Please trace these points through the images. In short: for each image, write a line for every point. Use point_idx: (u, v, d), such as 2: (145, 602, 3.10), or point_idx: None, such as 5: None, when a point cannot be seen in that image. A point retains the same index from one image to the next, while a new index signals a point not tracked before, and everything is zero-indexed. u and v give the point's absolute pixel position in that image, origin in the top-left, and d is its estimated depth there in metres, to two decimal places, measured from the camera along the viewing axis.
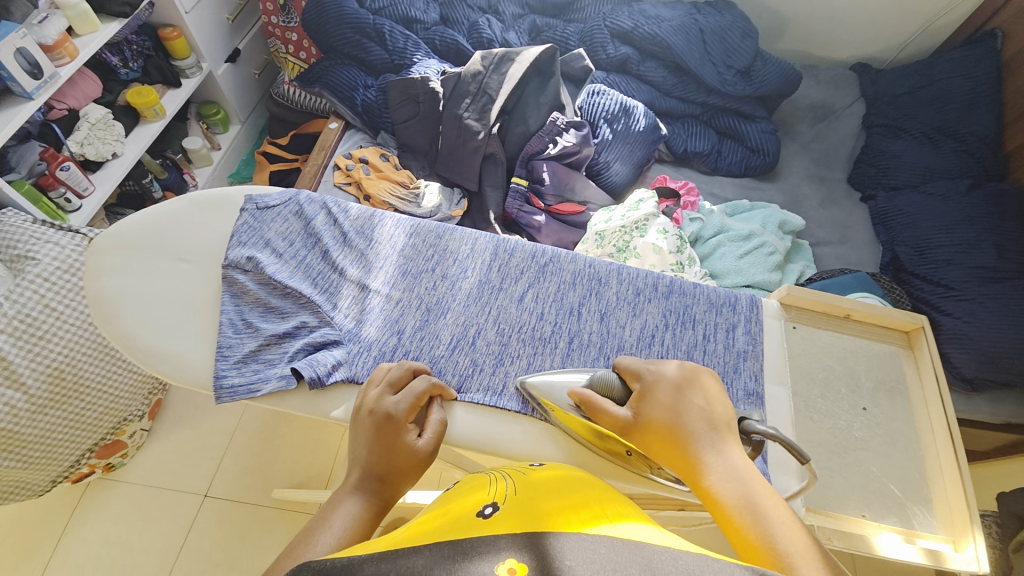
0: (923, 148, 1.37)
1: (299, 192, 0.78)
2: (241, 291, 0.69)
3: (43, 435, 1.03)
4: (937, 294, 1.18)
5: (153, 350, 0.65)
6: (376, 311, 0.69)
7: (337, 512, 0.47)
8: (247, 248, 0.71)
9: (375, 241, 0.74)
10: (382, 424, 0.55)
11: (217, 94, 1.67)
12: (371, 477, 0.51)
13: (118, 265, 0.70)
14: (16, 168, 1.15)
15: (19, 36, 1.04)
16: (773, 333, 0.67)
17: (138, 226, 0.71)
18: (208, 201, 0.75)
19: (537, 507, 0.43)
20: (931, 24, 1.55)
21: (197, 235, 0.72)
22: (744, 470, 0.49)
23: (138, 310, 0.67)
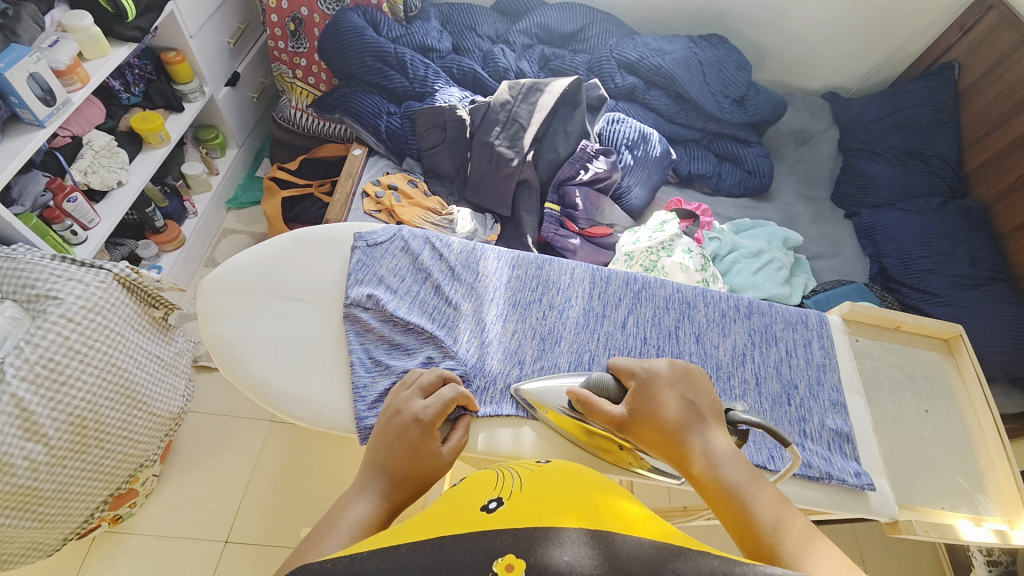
0: (896, 170, 1.52)
1: (401, 228, 0.81)
2: (365, 329, 0.71)
3: (62, 489, 0.92)
4: (925, 300, 1.31)
5: (287, 395, 0.67)
6: (496, 343, 0.71)
7: (347, 511, 0.48)
8: (365, 286, 0.74)
9: (481, 273, 0.77)
10: (403, 431, 0.56)
11: (215, 118, 1.61)
12: (387, 480, 0.52)
13: (238, 311, 0.73)
14: (19, 202, 1.05)
15: (31, 61, 0.94)
16: (843, 346, 0.74)
17: (252, 272, 0.75)
18: (314, 243, 0.78)
19: (546, 502, 0.41)
20: (889, 58, 1.72)
21: (309, 277, 0.76)
22: (732, 460, 0.54)
23: (268, 355, 0.70)
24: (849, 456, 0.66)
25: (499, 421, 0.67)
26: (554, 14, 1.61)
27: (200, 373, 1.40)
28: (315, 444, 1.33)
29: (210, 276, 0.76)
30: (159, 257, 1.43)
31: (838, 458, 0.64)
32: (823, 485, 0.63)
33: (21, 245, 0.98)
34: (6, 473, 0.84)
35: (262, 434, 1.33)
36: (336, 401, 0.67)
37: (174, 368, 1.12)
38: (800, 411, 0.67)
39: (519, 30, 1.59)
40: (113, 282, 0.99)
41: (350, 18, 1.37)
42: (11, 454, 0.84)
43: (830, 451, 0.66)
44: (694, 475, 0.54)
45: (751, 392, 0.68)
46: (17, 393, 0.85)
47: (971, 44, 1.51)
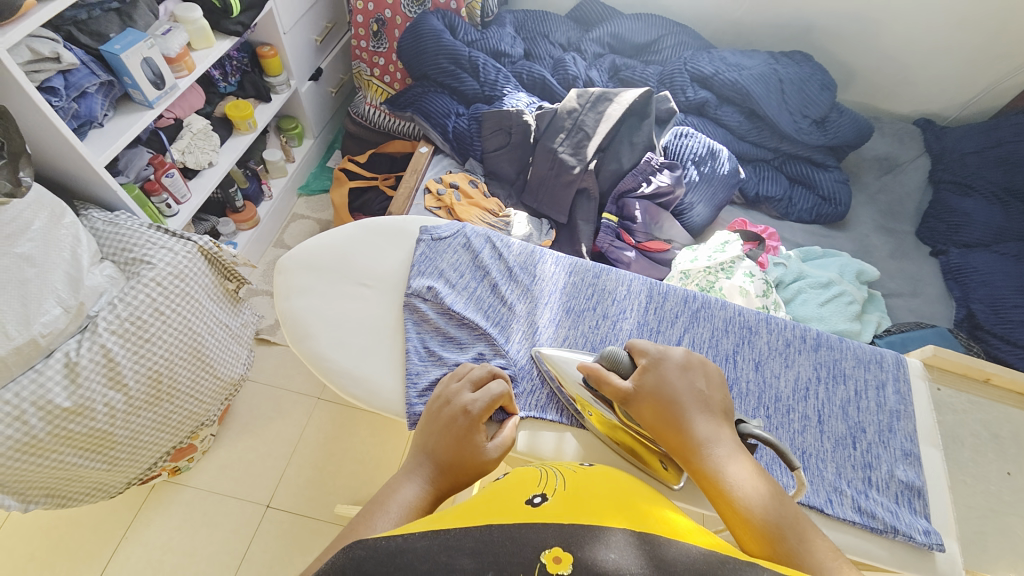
0: (995, 208, 1.38)
1: (464, 225, 0.83)
2: (421, 319, 0.74)
3: (133, 436, 1.01)
4: (1017, 354, 1.18)
5: (345, 374, 0.70)
6: (546, 348, 0.71)
7: (397, 492, 0.51)
8: (425, 278, 0.76)
9: (538, 276, 0.77)
10: (452, 421, 0.57)
11: (297, 109, 1.72)
12: (435, 466, 0.54)
13: (307, 289, 0.77)
14: (124, 172, 1.18)
15: (147, 47, 1.05)
16: (920, 392, 0.68)
17: (324, 254, 0.80)
18: (382, 232, 0.82)
19: (593, 503, 0.41)
20: (998, 85, 1.57)
21: (374, 264, 0.79)
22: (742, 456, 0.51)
23: (330, 334, 0.73)
24: (919, 512, 0.60)
25: (545, 425, 0.67)
26: (629, 25, 1.60)
27: (260, 346, 1.50)
28: (353, 426, 1.38)
29: (286, 254, 0.81)
30: (235, 234, 1.54)
31: (905, 512, 0.59)
32: (885, 539, 0.58)
33: (124, 213, 1.09)
34: (86, 415, 0.92)
35: (308, 409, 1.40)
36: (390, 386, 0.70)
37: (239, 338, 1.21)
38: (866, 458, 0.63)
39: (592, 39, 1.59)
40: (196, 253, 1.08)
41: (430, 21, 1.42)
42: (93, 399, 0.92)
43: (898, 504, 0.60)
44: (695, 467, 0.52)
45: (812, 430, 0.64)
46: (107, 344, 0.93)
47: None
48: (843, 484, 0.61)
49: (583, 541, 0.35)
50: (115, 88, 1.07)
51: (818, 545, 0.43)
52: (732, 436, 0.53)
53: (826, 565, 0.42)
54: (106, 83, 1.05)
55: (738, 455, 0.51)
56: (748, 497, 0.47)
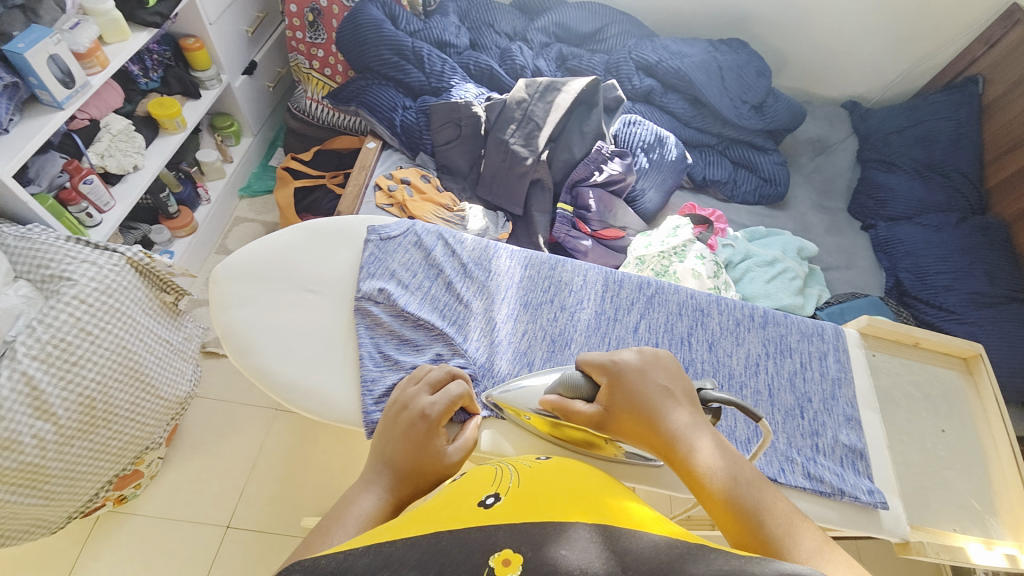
0: (916, 183, 1.49)
1: (414, 222, 0.80)
2: (374, 323, 0.71)
3: (69, 468, 0.93)
4: (940, 317, 1.29)
5: (295, 386, 0.67)
6: (506, 343, 0.70)
7: (354, 504, 0.49)
8: (376, 280, 0.73)
9: (494, 271, 0.76)
10: (410, 427, 0.56)
11: (231, 106, 1.61)
12: (393, 474, 0.52)
13: (248, 300, 0.73)
14: (36, 180, 1.07)
15: (53, 43, 0.94)
16: (858, 360, 0.73)
17: (265, 260, 0.75)
18: (328, 234, 0.79)
19: (545, 498, 0.41)
20: (913, 69, 1.68)
21: (321, 268, 0.76)
22: (713, 445, 0.52)
23: (277, 345, 0.70)
24: (862, 473, 0.64)
25: (508, 422, 0.66)
26: (574, 13, 1.60)
27: (207, 360, 1.41)
28: (316, 435, 1.33)
29: (222, 262, 0.76)
30: (170, 243, 1.44)
31: (850, 474, 0.63)
32: (834, 501, 0.62)
33: (37, 226, 0.99)
34: (13, 449, 0.84)
35: (266, 422, 1.34)
36: (344, 395, 0.67)
37: (182, 354, 1.13)
38: (813, 425, 0.66)
39: (538, 27, 1.58)
40: (125, 265, 0.99)
41: (369, 10, 1.36)
42: (18, 431, 0.84)
43: (843, 467, 0.64)
44: (673, 462, 0.53)
45: (763, 404, 0.67)
46: (28, 371, 0.85)
47: (999, 57, 1.48)
48: (794, 453, 0.64)
49: (549, 539, 0.35)
50: (20, 89, 0.96)
51: (798, 528, 0.45)
52: (703, 424, 0.54)
53: (806, 547, 0.44)
54: (9, 85, 0.94)
55: (710, 446, 0.51)
56: (732, 491, 0.48)
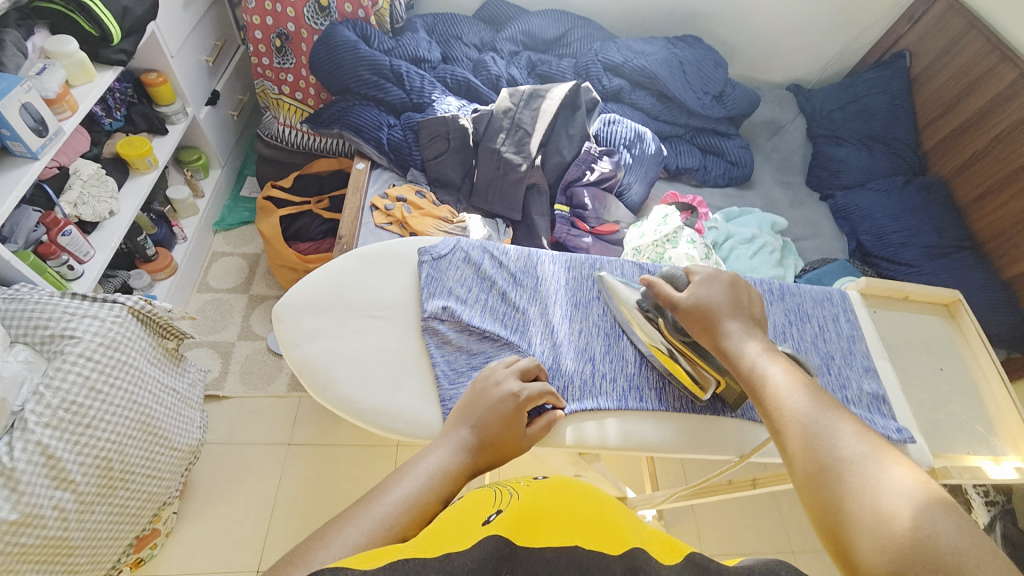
0: (862, 153, 1.64)
1: (458, 239, 0.82)
2: (443, 341, 0.73)
3: (92, 536, 0.88)
4: (902, 271, 1.43)
5: (382, 410, 0.68)
6: (567, 343, 0.75)
7: (432, 454, 0.54)
8: (438, 298, 0.75)
9: (542, 277, 0.80)
10: (499, 403, 0.61)
11: (197, 138, 1.56)
12: (477, 441, 0.57)
13: (317, 332, 0.73)
14: (12, 239, 0.99)
15: (25, 90, 0.89)
16: (864, 317, 0.81)
17: (325, 290, 0.76)
18: (378, 255, 0.80)
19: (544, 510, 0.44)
20: (845, 49, 1.85)
21: (379, 291, 0.77)
22: (786, 376, 0.57)
23: (354, 373, 0.70)
24: (887, 415, 0.72)
25: (587, 415, 0.70)
26: (538, 21, 1.66)
27: (208, 404, 1.36)
28: (337, 462, 1.31)
29: (280, 298, 0.76)
30: (151, 287, 1.38)
31: (879, 417, 0.71)
32: None
33: (24, 285, 0.92)
34: (35, 524, 0.79)
35: (280, 458, 1.30)
36: (429, 412, 0.68)
37: (188, 401, 1.09)
38: (840, 379, 0.73)
39: (505, 37, 1.63)
40: (127, 315, 0.95)
41: (341, 32, 1.35)
42: (40, 504, 0.79)
43: (871, 412, 0.72)
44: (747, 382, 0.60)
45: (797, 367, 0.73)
46: (44, 440, 0.80)
47: (921, 33, 1.65)
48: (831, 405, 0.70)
49: None
50: None
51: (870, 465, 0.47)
52: (773, 355, 0.61)
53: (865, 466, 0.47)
54: None
55: (781, 374, 0.58)
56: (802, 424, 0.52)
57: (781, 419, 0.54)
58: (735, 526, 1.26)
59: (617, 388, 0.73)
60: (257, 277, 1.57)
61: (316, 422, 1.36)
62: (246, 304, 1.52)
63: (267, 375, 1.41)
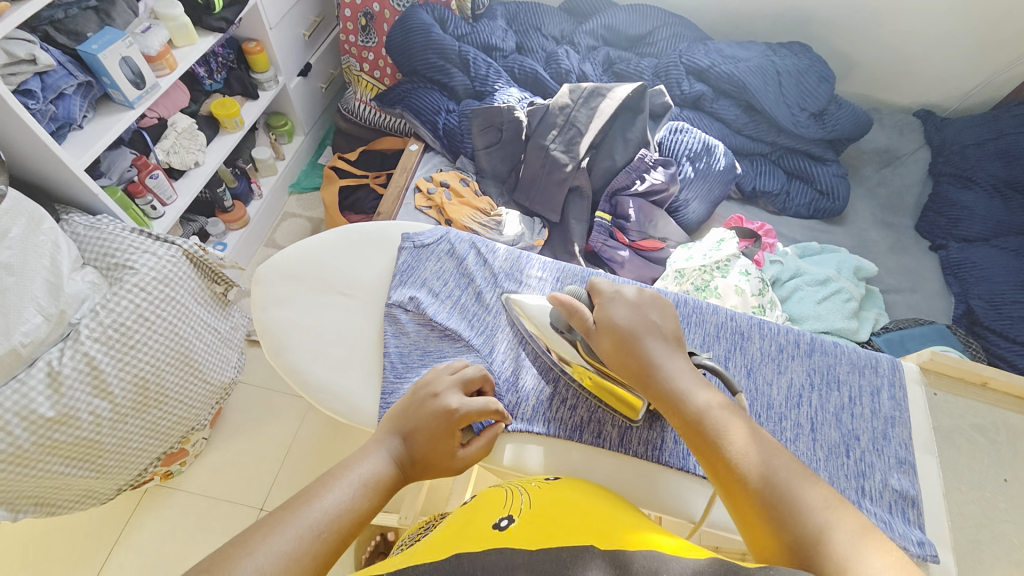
0: (994, 202, 1.36)
1: (448, 230, 0.83)
2: (400, 330, 0.73)
3: (122, 444, 1.00)
4: (1015, 350, 1.17)
5: (323, 388, 0.69)
6: (531, 357, 0.73)
7: (363, 462, 0.53)
8: (408, 288, 0.76)
9: (524, 280, 0.78)
10: (432, 415, 0.59)
11: (286, 105, 1.69)
12: (404, 451, 0.57)
13: (284, 300, 0.76)
14: (107, 174, 1.13)
15: (126, 45, 1.00)
16: (916, 398, 0.66)
17: (300, 261, 0.80)
18: (362, 236, 0.83)
19: (559, 518, 0.50)
20: (998, 74, 1.53)
21: (354, 271, 0.79)
22: (748, 436, 0.50)
23: (308, 345, 0.73)
24: (912, 522, 0.57)
25: (533, 437, 0.68)
26: (623, 16, 1.57)
27: (251, 348, 1.48)
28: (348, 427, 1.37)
29: (263, 263, 0.81)
30: (224, 235, 1.53)
31: (901, 522, 0.57)
32: None
33: (106, 216, 1.06)
34: (70, 424, 0.90)
35: (301, 412, 1.39)
36: (367, 398, 0.69)
37: (228, 342, 1.20)
38: (860, 466, 0.60)
39: (585, 31, 1.56)
40: (181, 256, 1.06)
41: (419, 15, 1.38)
42: (77, 407, 0.90)
43: (891, 514, 0.58)
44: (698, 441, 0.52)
45: (803, 439, 0.61)
46: (90, 352, 0.91)
47: None
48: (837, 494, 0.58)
49: None
50: (94, 88, 1.03)
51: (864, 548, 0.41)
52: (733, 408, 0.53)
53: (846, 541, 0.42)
54: (84, 84, 1.00)
55: (742, 432, 0.50)
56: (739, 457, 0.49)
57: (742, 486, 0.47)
58: None
59: (575, 417, 0.69)
60: None
61: None
62: None
63: None
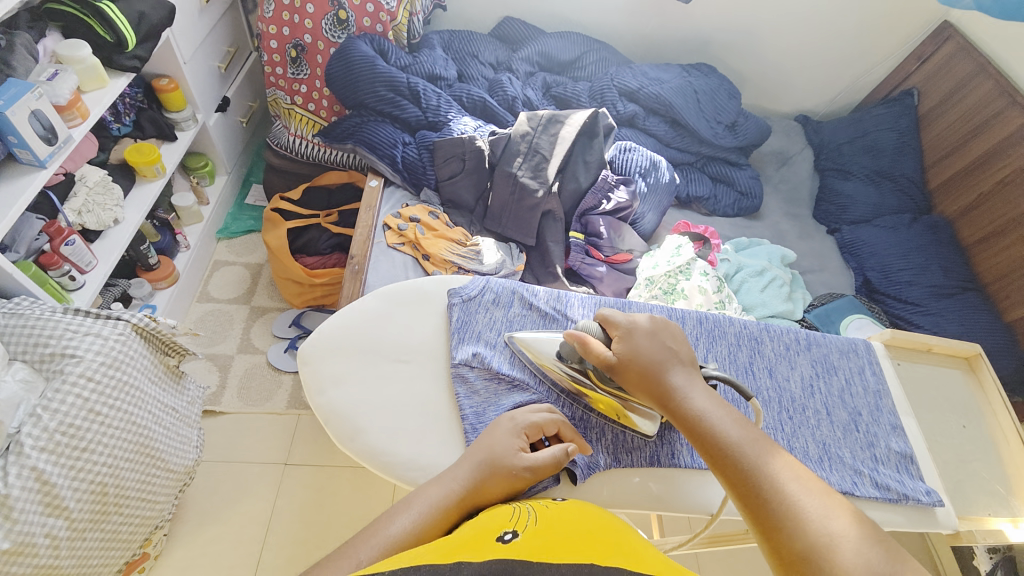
0: (870, 189, 1.66)
1: (487, 278, 0.85)
2: (471, 389, 0.75)
3: (80, 564, 0.84)
4: (908, 310, 1.44)
5: (411, 464, 0.70)
6: None
7: (432, 490, 0.63)
8: (468, 345, 0.77)
9: (573, 319, 0.81)
10: (499, 426, 0.68)
11: (205, 145, 1.53)
12: (474, 471, 0.64)
13: (344, 378, 0.76)
14: (13, 247, 0.97)
15: (34, 97, 0.86)
16: (889, 370, 0.81)
17: (348, 335, 0.80)
18: (403, 298, 0.84)
19: (559, 533, 0.51)
20: (854, 83, 1.87)
21: (406, 336, 0.80)
22: (775, 467, 0.55)
23: (381, 421, 0.73)
24: (915, 475, 0.72)
25: (622, 472, 0.74)
26: (554, 43, 1.66)
27: (205, 419, 1.32)
28: (334, 484, 1.27)
29: (305, 343, 0.80)
30: (152, 296, 1.34)
31: (907, 477, 0.71)
32: (900, 505, 0.69)
33: (24, 298, 0.89)
34: (26, 554, 0.76)
35: (276, 479, 1.27)
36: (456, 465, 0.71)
37: (188, 419, 1.05)
38: (869, 437, 0.73)
39: (521, 58, 1.63)
40: (131, 333, 0.92)
41: (359, 46, 1.34)
42: (32, 533, 0.76)
43: (899, 472, 0.71)
44: (729, 473, 0.56)
45: (824, 423, 0.73)
46: (39, 466, 0.77)
47: (928, 74, 1.67)
48: (860, 465, 0.70)
49: None
50: None
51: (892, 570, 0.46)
52: (760, 440, 0.58)
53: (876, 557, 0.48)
54: None
55: (770, 465, 0.55)
56: (755, 474, 0.55)
57: (772, 514, 0.52)
58: (735, 563, 1.26)
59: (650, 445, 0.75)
60: (259, 288, 1.54)
61: (313, 443, 1.32)
62: (247, 316, 1.49)
63: (267, 391, 1.37)
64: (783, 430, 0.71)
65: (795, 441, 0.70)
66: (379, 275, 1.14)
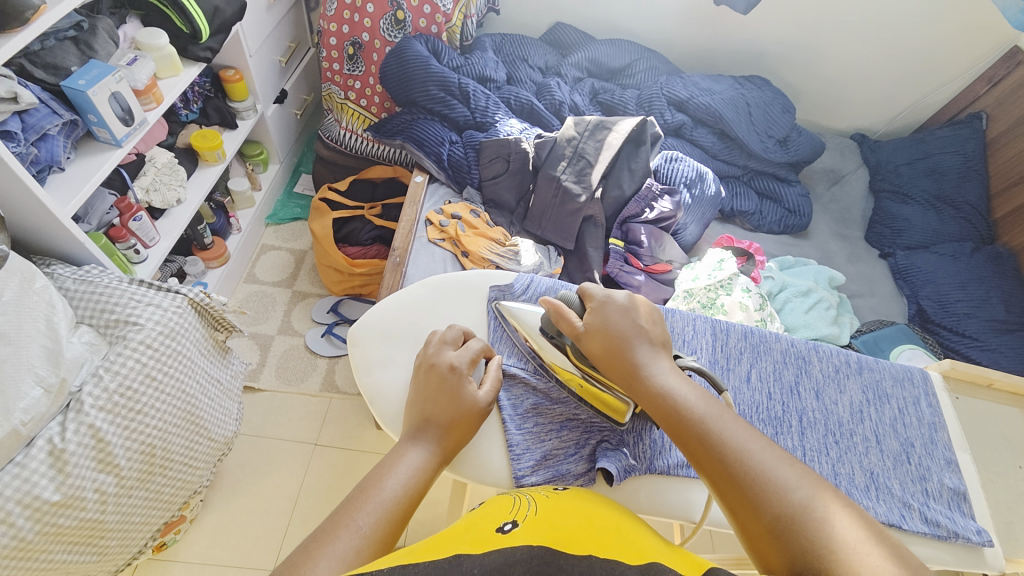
0: (929, 214, 1.57)
1: (531, 276, 0.87)
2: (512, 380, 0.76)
3: (124, 520, 0.88)
4: (964, 343, 1.35)
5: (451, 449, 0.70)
6: None
7: (406, 455, 0.59)
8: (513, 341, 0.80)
9: None
10: (444, 379, 0.66)
11: (261, 134, 1.61)
12: (437, 429, 0.63)
13: (389, 362, 0.77)
14: (86, 219, 1.06)
15: (115, 80, 0.92)
16: (946, 403, 0.76)
17: (396, 320, 0.81)
18: (450, 288, 0.85)
19: (560, 523, 0.45)
20: (919, 102, 1.77)
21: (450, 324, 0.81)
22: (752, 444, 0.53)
23: None
24: (968, 514, 0.68)
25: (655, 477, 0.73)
26: (605, 49, 1.66)
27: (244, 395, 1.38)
28: (360, 469, 1.30)
29: (354, 326, 0.82)
30: (204, 274, 1.41)
31: (959, 516, 0.67)
32: (949, 544, 0.66)
33: (95, 266, 0.96)
34: (75, 506, 0.79)
35: (306, 458, 1.30)
36: (495, 456, 0.71)
37: (229, 393, 1.10)
38: (921, 470, 0.69)
39: (571, 63, 1.64)
40: (186, 306, 0.98)
41: (415, 47, 1.38)
42: (83, 487, 0.79)
43: (951, 509, 0.68)
44: (704, 452, 0.54)
45: (873, 451, 0.70)
46: (95, 424, 0.81)
47: (1001, 96, 1.57)
48: (909, 498, 0.67)
49: None
50: (78, 127, 0.93)
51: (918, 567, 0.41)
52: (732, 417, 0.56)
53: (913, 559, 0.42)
54: (68, 122, 0.91)
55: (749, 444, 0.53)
56: (725, 448, 0.53)
57: (754, 496, 0.49)
58: None
59: None
60: (301, 273, 1.60)
61: (343, 427, 1.35)
62: (288, 299, 1.54)
63: (302, 373, 1.41)
64: (828, 453, 0.68)
65: (840, 467, 0.68)
66: (419, 268, 1.16)
